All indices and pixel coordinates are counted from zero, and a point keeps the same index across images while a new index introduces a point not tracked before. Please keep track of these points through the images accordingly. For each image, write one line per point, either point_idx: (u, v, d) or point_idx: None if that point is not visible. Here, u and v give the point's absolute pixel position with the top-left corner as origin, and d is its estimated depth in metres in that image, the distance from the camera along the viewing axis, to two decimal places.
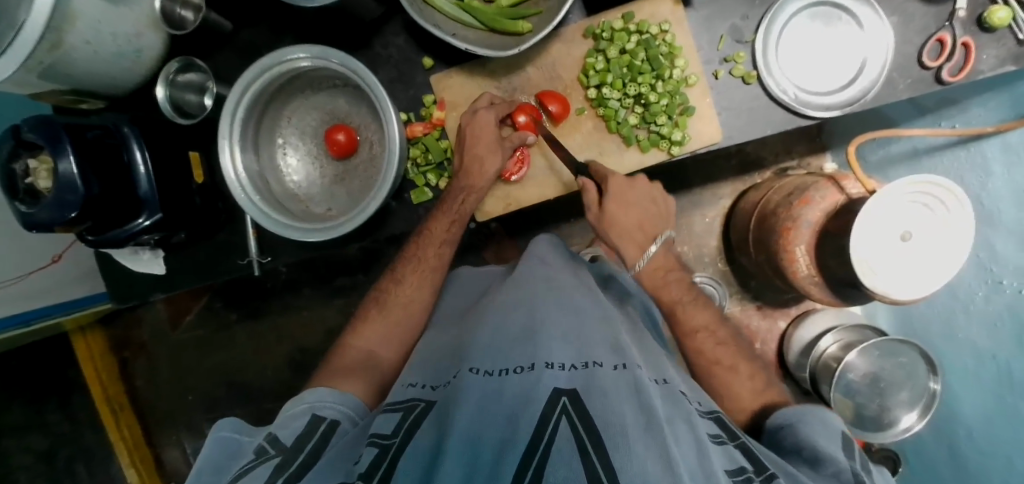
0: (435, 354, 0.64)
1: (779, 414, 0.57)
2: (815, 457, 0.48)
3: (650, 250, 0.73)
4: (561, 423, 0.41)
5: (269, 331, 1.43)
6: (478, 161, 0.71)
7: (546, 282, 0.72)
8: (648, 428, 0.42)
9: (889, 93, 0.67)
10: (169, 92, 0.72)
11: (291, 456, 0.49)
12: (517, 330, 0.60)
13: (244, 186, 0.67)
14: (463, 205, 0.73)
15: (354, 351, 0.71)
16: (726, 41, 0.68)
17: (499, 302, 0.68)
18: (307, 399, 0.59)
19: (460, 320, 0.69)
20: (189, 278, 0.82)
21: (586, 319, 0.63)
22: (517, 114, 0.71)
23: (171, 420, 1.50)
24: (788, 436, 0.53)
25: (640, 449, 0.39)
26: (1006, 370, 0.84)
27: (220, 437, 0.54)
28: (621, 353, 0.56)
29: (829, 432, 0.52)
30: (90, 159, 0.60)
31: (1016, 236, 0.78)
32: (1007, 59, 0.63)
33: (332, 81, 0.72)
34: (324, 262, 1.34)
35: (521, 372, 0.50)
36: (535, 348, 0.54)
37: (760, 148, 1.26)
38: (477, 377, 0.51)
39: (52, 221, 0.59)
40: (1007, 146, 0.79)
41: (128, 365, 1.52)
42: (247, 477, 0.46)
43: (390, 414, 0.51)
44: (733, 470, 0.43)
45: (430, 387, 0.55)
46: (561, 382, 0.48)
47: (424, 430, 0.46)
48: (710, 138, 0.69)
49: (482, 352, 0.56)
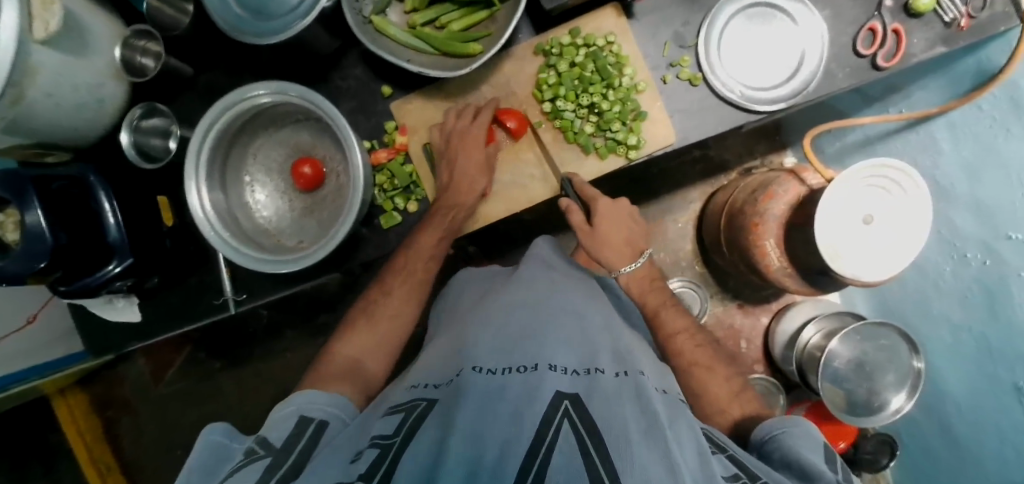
0: (440, 356, 0.65)
1: (764, 424, 0.59)
2: (806, 473, 0.49)
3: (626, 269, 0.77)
4: (563, 424, 0.44)
5: (253, 376, 1.41)
6: (467, 179, 0.72)
7: (547, 286, 0.75)
8: (648, 433, 0.45)
9: (830, 83, 0.70)
10: (133, 137, 0.73)
11: (282, 456, 0.49)
12: (516, 333, 0.62)
13: (212, 222, 0.67)
14: (451, 222, 0.74)
15: (342, 362, 0.70)
16: (670, 47, 0.71)
17: (499, 304, 0.71)
18: (294, 401, 0.58)
19: (458, 325, 0.72)
20: (164, 325, 0.81)
21: (588, 326, 0.66)
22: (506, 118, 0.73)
23: (158, 477, 1.45)
24: (776, 450, 0.54)
25: (642, 452, 0.42)
26: (983, 342, 0.85)
27: (210, 440, 0.53)
28: (622, 363, 0.59)
29: (814, 443, 0.54)
30: (57, 210, 0.60)
31: (973, 210, 0.81)
32: (936, 41, 0.67)
33: (295, 116, 0.74)
34: (305, 300, 1.37)
35: (524, 371, 0.53)
36: (536, 352, 0.56)
37: (723, 150, 1.30)
38: (480, 375, 0.52)
39: (21, 273, 0.58)
40: (952, 124, 0.83)
41: (113, 425, 1.46)
42: (239, 475, 0.46)
43: (391, 416, 0.51)
44: (730, 476, 0.45)
45: (434, 385, 0.57)
46: (563, 385, 0.50)
47: (425, 431, 0.46)
48: (664, 141, 0.71)
49: (485, 353, 0.57)
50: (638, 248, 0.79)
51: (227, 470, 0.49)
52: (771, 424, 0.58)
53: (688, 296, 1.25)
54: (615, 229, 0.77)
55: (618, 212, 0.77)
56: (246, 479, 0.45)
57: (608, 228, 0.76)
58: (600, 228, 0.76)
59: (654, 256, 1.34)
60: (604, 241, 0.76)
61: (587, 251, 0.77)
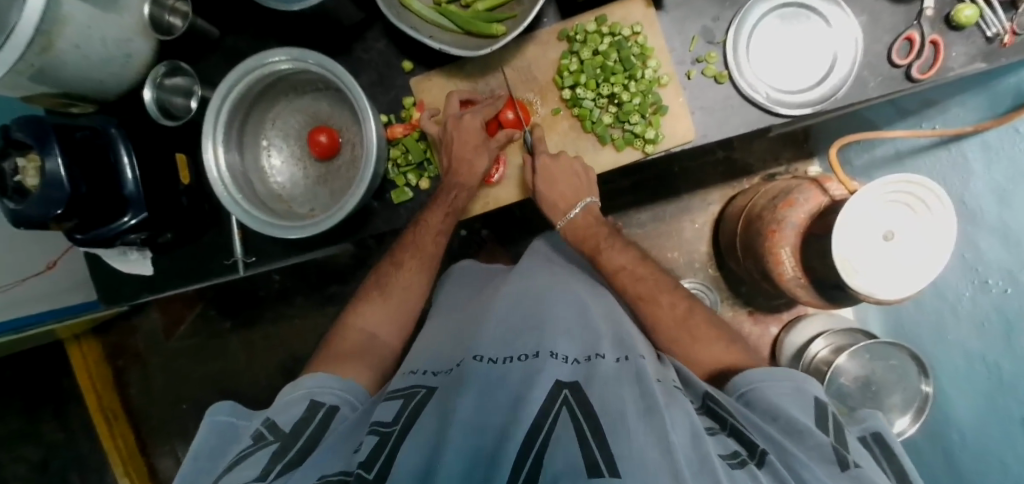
0: (439, 345, 0.66)
1: (752, 375, 0.56)
2: (793, 427, 0.48)
3: (571, 215, 0.78)
4: (562, 412, 0.45)
5: (261, 340, 1.44)
6: (466, 164, 0.71)
7: (551, 275, 0.76)
8: (646, 415, 0.44)
9: (860, 91, 0.67)
10: (156, 94, 0.75)
11: (289, 441, 0.52)
12: (519, 323, 0.63)
13: (226, 183, 0.68)
14: (455, 202, 0.73)
15: (355, 332, 0.75)
16: (698, 42, 0.69)
17: (504, 292, 0.72)
18: (306, 384, 0.61)
19: (466, 311, 0.74)
20: (175, 282, 0.83)
21: (588, 313, 0.67)
22: (506, 110, 0.74)
23: (165, 430, 1.50)
24: (761, 401, 0.52)
25: (638, 434, 0.42)
26: (996, 373, 0.83)
27: (217, 421, 0.58)
28: (625, 349, 0.59)
29: (803, 400, 0.52)
30: (78, 161, 0.61)
31: (998, 235, 0.78)
32: (976, 56, 0.64)
33: (314, 85, 0.74)
34: (316, 269, 1.39)
35: (525, 359, 0.54)
36: (538, 341, 0.57)
37: (747, 154, 1.28)
38: (481, 364, 0.54)
39: (37, 217, 0.60)
40: (987, 144, 0.80)
41: (123, 375, 1.51)
42: (249, 460, 0.50)
43: (392, 401, 0.54)
44: (726, 454, 0.44)
45: (432, 372, 0.59)
46: (563, 374, 0.51)
47: (423, 419, 0.49)
48: (683, 136, 0.70)
49: (485, 343, 0.59)
50: (575, 201, 0.75)
51: (232, 453, 0.53)
52: (759, 374, 0.56)
53: (699, 297, 1.23)
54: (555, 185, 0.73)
55: (559, 167, 0.72)
56: (253, 465, 0.49)
57: (550, 186, 0.73)
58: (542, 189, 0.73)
59: (667, 255, 1.33)
60: (544, 194, 0.73)
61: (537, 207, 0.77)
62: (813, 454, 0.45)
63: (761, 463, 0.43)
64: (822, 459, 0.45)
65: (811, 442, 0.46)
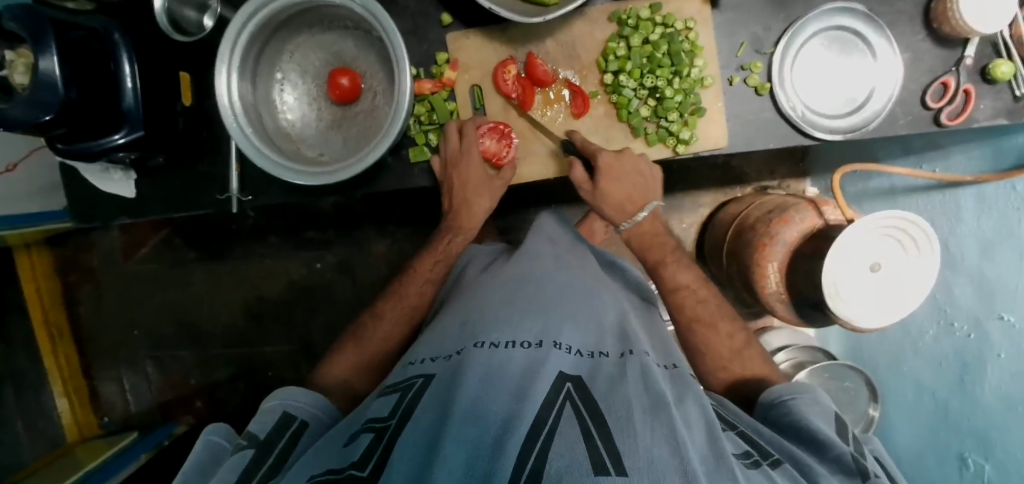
0: (443, 328, 0.64)
1: (773, 390, 0.60)
2: (815, 438, 0.51)
3: (639, 216, 0.75)
4: (566, 407, 0.44)
5: (228, 276, 1.39)
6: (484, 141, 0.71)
7: (556, 260, 0.76)
8: (653, 411, 0.44)
9: (890, 126, 0.69)
10: (167, 5, 0.67)
11: (266, 447, 0.52)
12: (525, 306, 0.62)
13: (236, 114, 0.63)
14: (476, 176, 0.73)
15: None
16: (745, 49, 0.68)
17: (512, 272, 0.71)
18: (279, 396, 0.61)
19: (472, 288, 0.72)
20: (157, 207, 0.78)
21: (598, 302, 0.67)
22: (506, 68, 0.71)
23: (113, 354, 1.43)
24: (786, 413, 0.56)
25: (643, 430, 0.42)
26: (943, 406, 0.90)
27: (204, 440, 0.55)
28: (629, 343, 0.59)
29: (822, 411, 0.56)
30: (73, 66, 0.55)
31: (974, 284, 0.83)
32: (1001, 112, 0.66)
33: (343, 22, 0.69)
34: (296, 211, 1.33)
35: (529, 347, 0.53)
36: (542, 328, 0.57)
37: (745, 163, 1.30)
38: (482, 351, 0.52)
39: (21, 120, 0.53)
40: (983, 197, 0.83)
41: (73, 291, 1.43)
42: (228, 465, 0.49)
43: (389, 396, 0.53)
44: (741, 453, 0.46)
45: (431, 359, 0.57)
46: (566, 366, 0.51)
47: (421, 410, 0.47)
48: (715, 142, 0.69)
49: (490, 326, 0.58)
50: (642, 201, 0.74)
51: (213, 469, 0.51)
52: (782, 389, 0.60)
53: None
54: (618, 183, 0.72)
55: (625, 166, 0.70)
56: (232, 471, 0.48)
57: (614, 182, 0.71)
58: (602, 182, 0.71)
59: None
60: (605, 196, 0.73)
61: (594, 207, 0.76)
62: (834, 466, 0.49)
63: (775, 465, 0.46)
64: (841, 470, 0.48)
65: (833, 452, 0.49)
